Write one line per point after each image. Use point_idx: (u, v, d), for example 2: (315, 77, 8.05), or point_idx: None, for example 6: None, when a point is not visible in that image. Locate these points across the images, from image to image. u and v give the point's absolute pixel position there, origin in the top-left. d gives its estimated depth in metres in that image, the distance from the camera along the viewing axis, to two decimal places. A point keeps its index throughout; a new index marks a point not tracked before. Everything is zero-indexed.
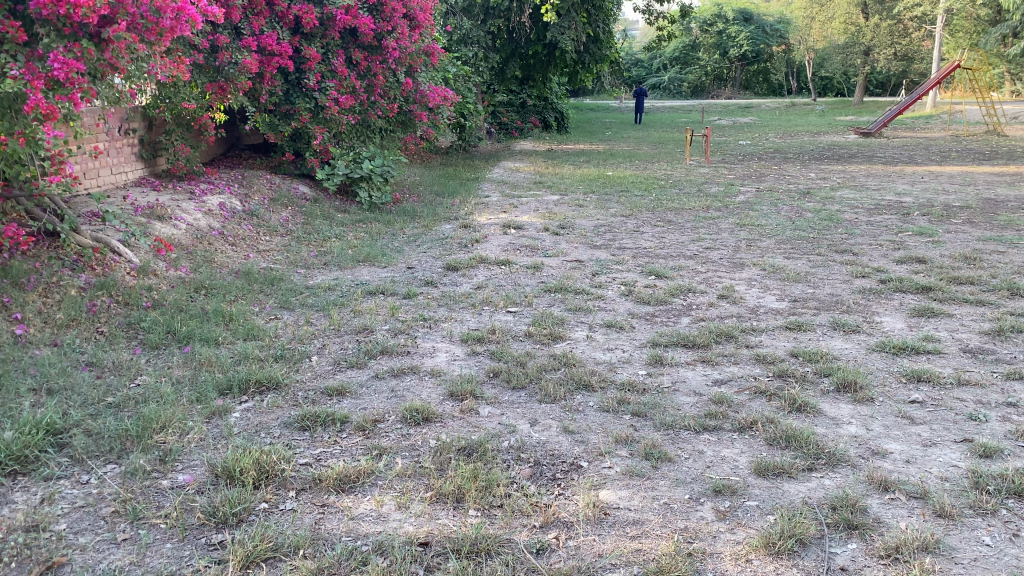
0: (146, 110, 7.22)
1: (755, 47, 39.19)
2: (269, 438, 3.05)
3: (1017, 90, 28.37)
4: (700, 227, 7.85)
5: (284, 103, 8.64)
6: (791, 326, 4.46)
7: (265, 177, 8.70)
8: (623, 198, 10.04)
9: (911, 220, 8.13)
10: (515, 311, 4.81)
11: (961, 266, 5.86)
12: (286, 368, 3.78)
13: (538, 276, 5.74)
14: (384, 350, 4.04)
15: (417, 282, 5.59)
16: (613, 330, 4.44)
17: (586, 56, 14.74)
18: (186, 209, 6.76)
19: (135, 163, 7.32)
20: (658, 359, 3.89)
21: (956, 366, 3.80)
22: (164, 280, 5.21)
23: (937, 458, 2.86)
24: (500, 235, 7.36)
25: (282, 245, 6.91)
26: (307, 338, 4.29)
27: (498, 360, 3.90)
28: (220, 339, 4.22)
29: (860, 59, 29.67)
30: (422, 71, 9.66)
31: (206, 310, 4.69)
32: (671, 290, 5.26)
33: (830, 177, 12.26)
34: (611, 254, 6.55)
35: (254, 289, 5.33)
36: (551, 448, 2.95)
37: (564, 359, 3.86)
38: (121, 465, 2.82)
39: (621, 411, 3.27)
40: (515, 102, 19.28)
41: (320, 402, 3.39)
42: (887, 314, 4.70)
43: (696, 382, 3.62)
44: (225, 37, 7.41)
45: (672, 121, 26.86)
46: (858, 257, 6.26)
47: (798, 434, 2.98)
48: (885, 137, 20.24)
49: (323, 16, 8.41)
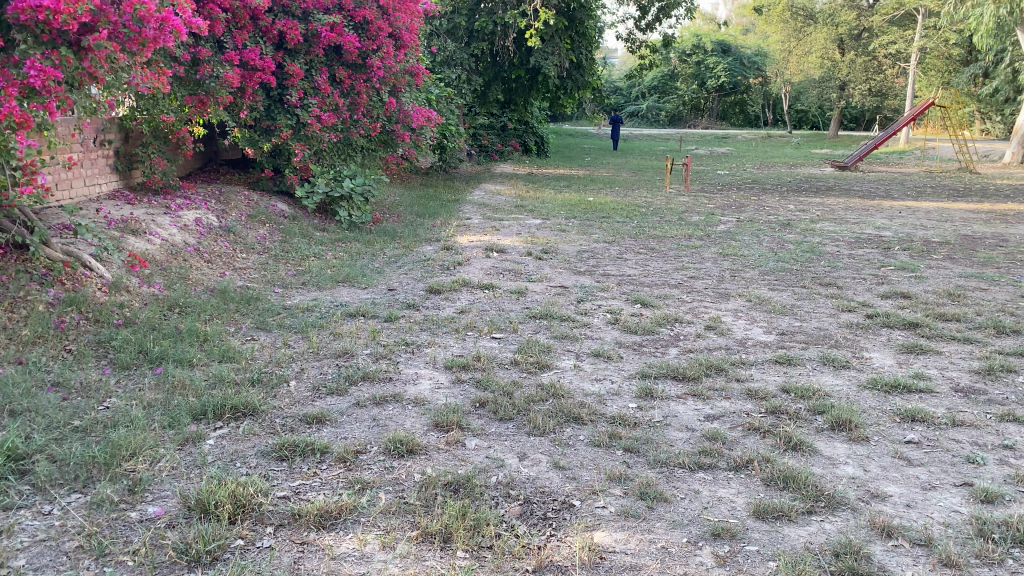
0: (122, 121, 7.10)
1: (732, 79, 39.74)
2: (245, 468, 2.90)
3: (986, 128, 28.97)
4: (683, 256, 7.81)
5: (264, 118, 8.52)
6: (781, 360, 4.40)
7: (243, 193, 8.52)
8: (605, 224, 10.00)
9: (892, 254, 8.17)
10: (500, 337, 4.70)
11: (945, 302, 5.86)
12: (263, 393, 3.63)
13: (522, 301, 5.64)
14: (366, 376, 3.89)
15: (399, 305, 5.46)
16: (600, 360, 4.34)
17: (568, 82, 14.81)
18: (162, 224, 6.59)
19: (110, 175, 7.15)
20: (647, 393, 3.79)
21: (949, 407, 3.74)
22: (137, 297, 5.04)
23: (938, 503, 2.78)
24: (482, 259, 7.27)
25: (260, 262, 6.75)
26: (285, 361, 4.14)
27: (483, 389, 3.78)
28: (194, 360, 4.05)
29: (835, 93, 30.19)
30: (406, 91, 9.62)
31: (181, 330, 4.53)
32: (658, 319, 5.18)
33: (809, 208, 12.34)
34: (596, 281, 6.47)
35: (229, 308, 5.18)
36: (541, 485, 2.83)
37: (552, 389, 3.75)
38: (86, 495, 2.65)
39: (612, 446, 3.16)
40: (496, 125, 19.29)
41: (298, 430, 3.24)
42: (875, 350, 4.66)
43: (687, 417, 3.52)
44: (208, 51, 7.28)
45: (649, 149, 27.02)
46: (842, 290, 6.25)
47: (796, 475, 2.90)
48: (860, 171, 20.48)
49: (308, 33, 8.31)
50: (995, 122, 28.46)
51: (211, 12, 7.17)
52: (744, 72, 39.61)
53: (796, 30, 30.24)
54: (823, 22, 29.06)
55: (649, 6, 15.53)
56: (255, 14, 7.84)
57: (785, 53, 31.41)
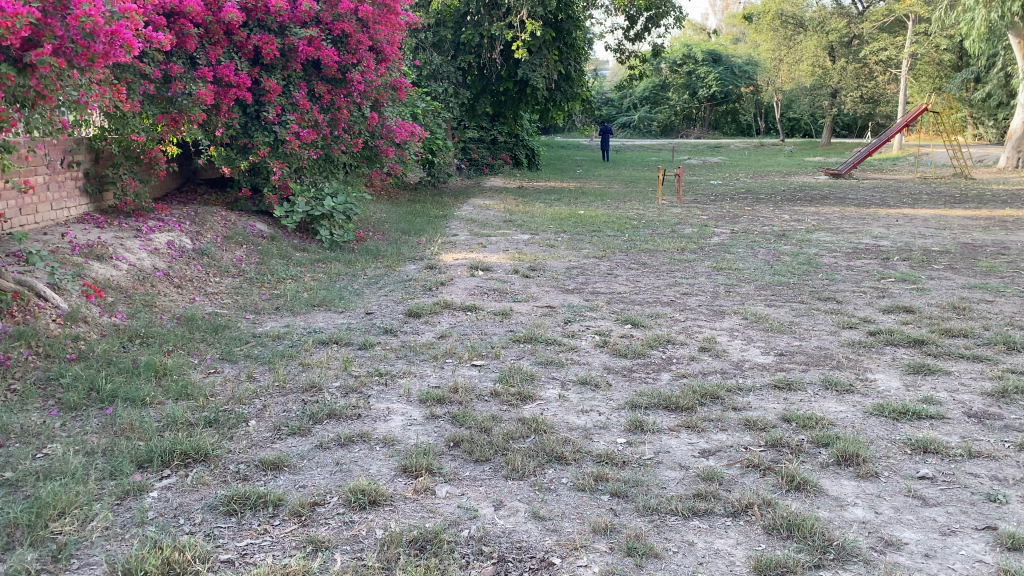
0: (91, 141, 6.83)
1: (723, 88, 39.66)
2: (188, 526, 2.61)
3: (979, 133, 28.94)
4: (676, 271, 7.53)
5: (241, 136, 8.26)
6: (780, 384, 4.11)
7: (220, 214, 8.22)
8: (596, 238, 9.73)
9: (891, 265, 7.89)
10: (481, 365, 4.40)
11: (950, 316, 5.58)
12: (217, 436, 3.33)
13: (506, 323, 5.36)
14: (332, 413, 3.60)
15: (375, 330, 5.16)
16: (587, 388, 4.05)
17: (557, 94, 14.59)
18: (130, 248, 6.30)
19: (79, 198, 6.86)
20: (637, 425, 3.50)
21: (963, 435, 3.45)
22: (96, 327, 4.74)
23: (959, 552, 2.50)
24: (467, 278, 6.98)
25: (233, 286, 6.46)
26: (247, 398, 3.84)
27: (459, 425, 3.48)
28: (148, 399, 3.75)
29: (827, 101, 30.10)
30: (388, 105, 9.42)
31: (138, 364, 4.22)
32: (649, 341, 4.89)
33: (804, 218, 12.10)
34: (585, 299, 6.20)
35: (195, 338, 4.88)
36: (518, 539, 2.54)
37: (534, 424, 3.45)
38: (3, 563, 2.35)
39: (598, 490, 2.87)
40: (486, 138, 18.89)
41: (252, 479, 2.95)
42: (880, 371, 4.37)
43: (680, 454, 3.24)
44: (179, 67, 7.04)
45: (642, 159, 26.84)
46: (842, 305, 5.98)
47: (801, 522, 2.61)
48: (854, 179, 20.26)
49: (284, 47, 8.06)
50: (988, 126, 28.41)
51: (182, 27, 6.93)
52: (735, 82, 39.51)
53: (786, 38, 30.07)
54: (813, 30, 28.93)
55: (637, 16, 15.31)
56: (229, 29, 7.59)
57: (776, 61, 31.25)
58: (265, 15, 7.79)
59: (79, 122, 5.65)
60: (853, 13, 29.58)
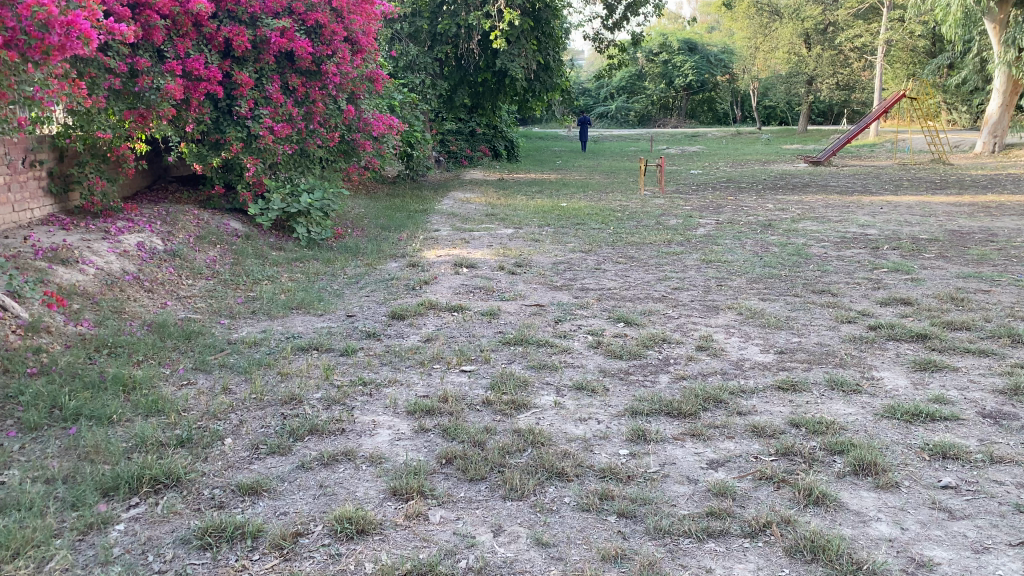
0: (55, 139, 6.51)
1: (699, 77, 39.60)
2: (157, 564, 2.38)
3: (953, 118, 29.22)
4: (665, 264, 7.34)
5: (212, 131, 7.95)
6: (784, 386, 3.93)
7: (192, 213, 7.91)
8: (580, 231, 9.52)
9: (882, 254, 7.76)
10: (471, 370, 4.18)
11: (950, 308, 5.43)
12: (189, 457, 3.09)
13: (495, 324, 5.14)
14: (314, 429, 3.36)
15: (357, 335, 4.92)
16: (583, 394, 3.85)
17: (536, 84, 14.32)
18: (98, 250, 6.00)
19: (43, 199, 6.55)
20: (640, 434, 3.30)
21: (982, 437, 3.28)
22: (60, 338, 4.46)
23: (996, 572, 2.32)
24: (451, 276, 6.74)
25: (207, 289, 6.18)
26: (222, 413, 3.60)
27: (450, 439, 3.26)
28: (115, 417, 3.50)
29: (803, 88, 30.12)
30: (364, 97, 9.16)
31: (105, 377, 3.96)
32: (644, 341, 4.70)
33: (789, 207, 11.96)
34: (574, 296, 6.00)
35: (166, 347, 4.62)
36: (520, 570, 2.33)
37: (531, 436, 3.24)
38: None
39: (604, 511, 2.67)
40: (465, 130, 18.69)
41: (229, 507, 2.73)
42: (886, 369, 4.21)
43: (688, 466, 3.05)
44: (146, 61, 6.74)
45: (621, 150, 26.65)
46: (838, 298, 5.82)
47: (825, 543, 2.42)
48: (833, 166, 20.24)
49: (256, 39, 7.76)
50: (962, 111, 28.75)
51: (148, 19, 6.64)
52: (711, 70, 39.49)
53: (762, 26, 30.02)
54: (789, 17, 28.92)
55: (616, 5, 15.07)
56: (198, 21, 7.29)
57: (752, 49, 31.22)
58: (235, 5, 7.49)
59: (38, 120, 5.37)
60: None
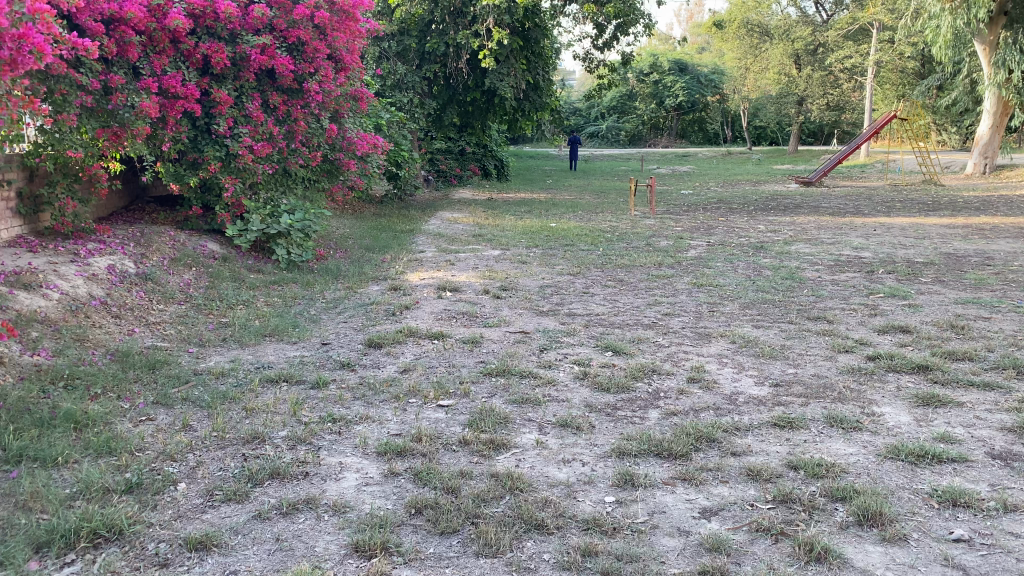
0: (24, 158, 6.25)
1: (690, 97, 39.71)
2: None
3: (943, 139, 29.34)
4: (655, 288, 7.13)
5: (190, 150, 7.71)
6: (780, 423, 3.71)
7: (168, 234, 7.65)
8: (569, 253, 9.32)
9: (876, 278, 7.58)
10: (448, 405, 3.94)
11: (950, 336, 5.23)
12: (136, 505, 2.84)
13: (476, 353, 4.90)
14: (276, 473, 3.11)
15: (330, 365, 4.67)
16: (567, 432, 3.61)
17: (525, 104, 14.18)
18: (64, 274, 5.74)
19: (11, 220, 6.29)
20: (627, 479, 3.06)
21: (993, 482, 3.06)
22: (14, 369, 4.19)
23: None
24: (433, 300, 6.52)
25: (178, 315, 5.92)
26: (179, 453, 3.35)
27: (422, 485, 3.02)
28: (62, 459, 3.24)
29: (793, 109, 30.22)
30: (348, 116, 8.98)
31: (56, 413, 3.69)
32: (633, 372, 4.47)
33: (781, 229, 11.81)
34: (561, 322, 5.78)
35: (128, 378, 4.36)
36: None
37: (509, 481, 3.00)
38: None
39: (587, 570, 2.44)
40: (454, 149, 18.56)
41: (174, 566, 2.48)
42: (887, 404, 3.99)
43: (679, 515, 2.81)
44: (121, 78, 6.52)
45: (611, 169, 26.55)
46: (833, 325, 5.62)
47: None
48: (825, 187, 20.17)
49: (236, 56, 7.56)
50: (951, 132, 28.89)
51: (122, 35, 6.43)
52: (702, 91, 39.66)
53: (752, 46, 29.99)
54: (778, 38, 29.03)
55: (606, 24, 14.98)
56: (176, 37, 7.07)
57: (742, 70, 31.31)
58: (214, 22, 7.28)
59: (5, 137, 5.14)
60: (818, 23, 29.83)
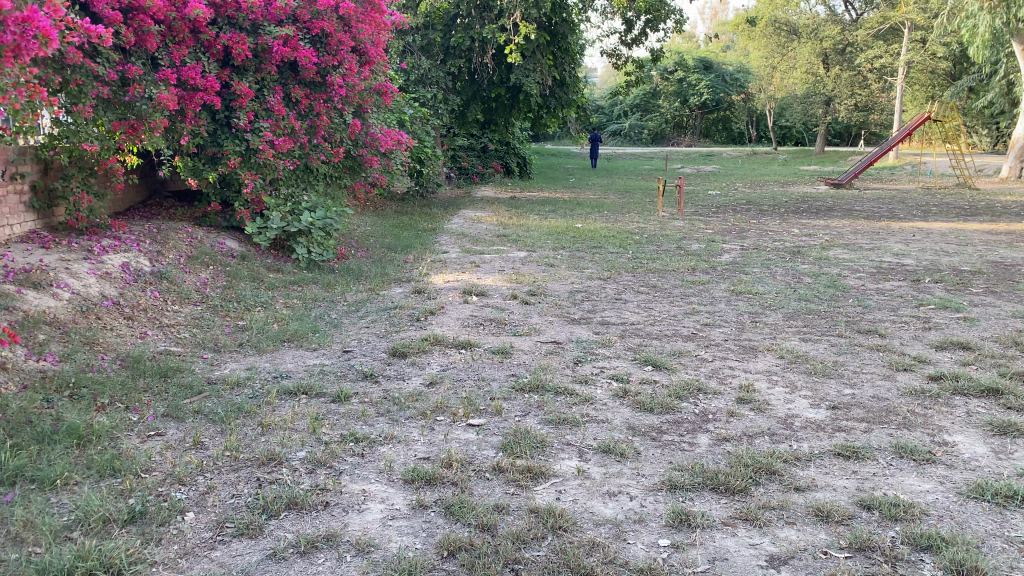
0: (38, 151, 6.00)
1: (715, 96, 39.18)
2: None
3: (974, 142, 28.78)
4: (691, 295, 6.79)
5: (209, 144, 7.46)
6: (844, 452, 3.37)
7: (186, 231, 7.39)
8: (597, 255, 8.98)
9: (924, 288, 7.19)
10: (479, 425, 3.64)
11: (1016, 355, 4.86)
12: (138, 540, 2.56)
13: (506, 365, 4.60)
14: (293, 503, 2.82)
15: (352, 376, 4.39)
16: (610, 459, 3.30)
17: (551, 101, 13.78)
18: (77, 272, 5.48)
19: (24, 215, 6.01)
20: (682, 519, 2.74)
21: None
22: (18, 375, 3.92)
23: None
24: (459, 305, 6.21)
25: (193, 317, 5.67)
26: (188, 476, 3.07)
27: (455, 520, 2.72)
28: (62, 480, 2.96)
29: (820, 109, 29.69)
30: (372, 111, 8.72)
31: (58, 426, 3.41)
32: (677, 390, 4.14)
33: (816, 233, 11.41)
34: (594, 331, 5.46)
35: (138, 387, 4.09)
36: None
37: (551, 520, 2.70)
38: None
39: None
40: (476, 146, 18.31)
41: None
42: (958, 432, 3.64)
43: (744, 563, 2.50)
44: (138, 68, 6.27)
45: (635, 169, 26.11)
46: (886, 340, 5.26)
47: None
48: (855, 189, 19.72)
49: (257, 47, 7.31)
50: (983, 134, 28.35)
51: (141, 24, 6.18)
52: (727, 90, 39.13)
53: (779, 45, 29.49)
54: (807, 37, 28.48)
55: (635, 20, 14.60)
56: (196, 27, 6.82)
57: (768, 69, 30.80)
58: (235, 11, 7.02)
59: (23, 130, 4.92)
60: (847, 22, 29.26)
